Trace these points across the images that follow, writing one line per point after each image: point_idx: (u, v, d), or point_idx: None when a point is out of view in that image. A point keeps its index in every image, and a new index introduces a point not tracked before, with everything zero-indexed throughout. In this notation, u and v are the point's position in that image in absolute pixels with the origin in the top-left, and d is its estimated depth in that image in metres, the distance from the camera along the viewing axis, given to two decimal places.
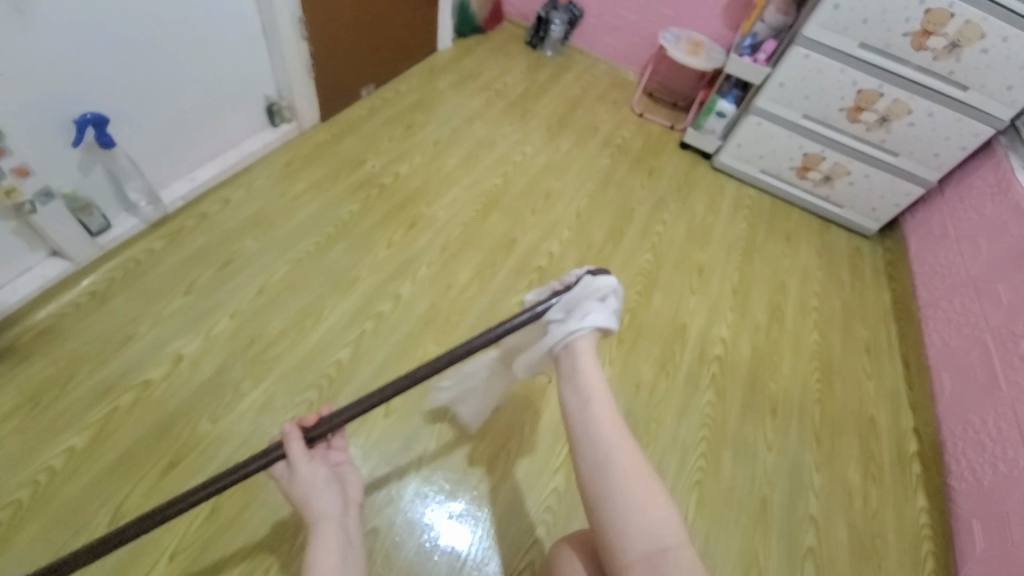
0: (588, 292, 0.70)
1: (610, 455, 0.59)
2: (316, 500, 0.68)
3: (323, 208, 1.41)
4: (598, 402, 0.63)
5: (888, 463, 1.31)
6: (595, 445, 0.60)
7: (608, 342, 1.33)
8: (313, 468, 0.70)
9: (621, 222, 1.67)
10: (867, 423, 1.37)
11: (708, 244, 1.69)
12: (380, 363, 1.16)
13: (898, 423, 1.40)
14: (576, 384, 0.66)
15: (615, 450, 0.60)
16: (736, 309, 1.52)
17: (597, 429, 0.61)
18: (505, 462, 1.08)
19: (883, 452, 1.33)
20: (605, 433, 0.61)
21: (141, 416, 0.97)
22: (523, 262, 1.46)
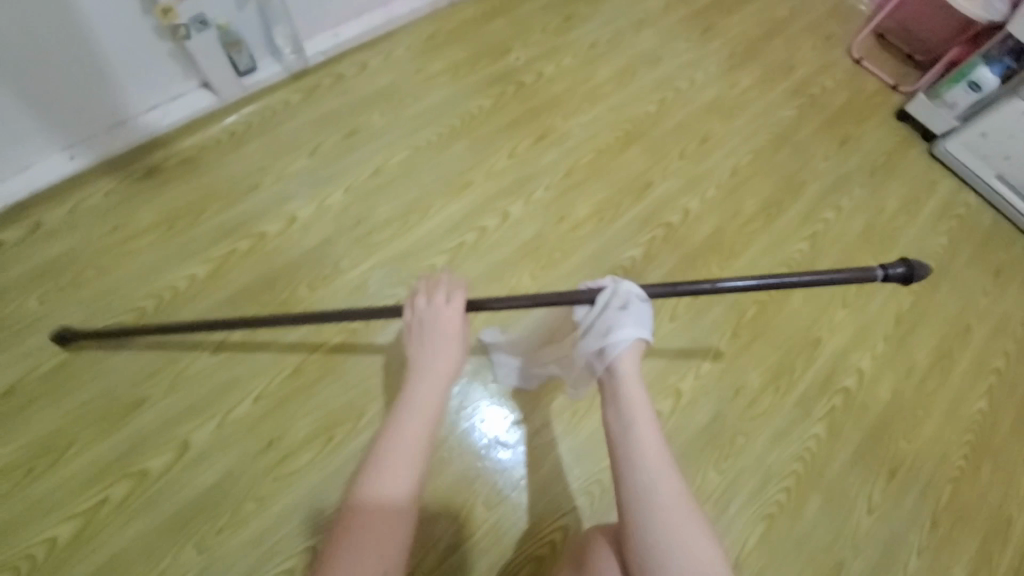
0: (616, 298, 0.69)
1: (656, 465, 0.57)
2: (442, 330, 0.69)
3: (454, 96, 1.29)
4: (640, 419, 0.61)
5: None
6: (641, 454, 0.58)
7: (719, 331, 1.15)
8: (450, 305, 0.70)
9: (783, 195, 1.37)
10: (1007, 525, 1.11)
11: (885, 252, 1.35)
12: (471, 280, 1.11)
13: None
14: (617, 396, 0.63)
15: (655, 459, 0.58)
16: (891, 340, 1.24)
17: (645, 442, 0.59)
18: (568, 420, 1.02)
19: (1013, 565, 1.08)
20: (649, 446, 0.59)
21: (251, 265, 1.03)
22: (651, 213, 1.27)
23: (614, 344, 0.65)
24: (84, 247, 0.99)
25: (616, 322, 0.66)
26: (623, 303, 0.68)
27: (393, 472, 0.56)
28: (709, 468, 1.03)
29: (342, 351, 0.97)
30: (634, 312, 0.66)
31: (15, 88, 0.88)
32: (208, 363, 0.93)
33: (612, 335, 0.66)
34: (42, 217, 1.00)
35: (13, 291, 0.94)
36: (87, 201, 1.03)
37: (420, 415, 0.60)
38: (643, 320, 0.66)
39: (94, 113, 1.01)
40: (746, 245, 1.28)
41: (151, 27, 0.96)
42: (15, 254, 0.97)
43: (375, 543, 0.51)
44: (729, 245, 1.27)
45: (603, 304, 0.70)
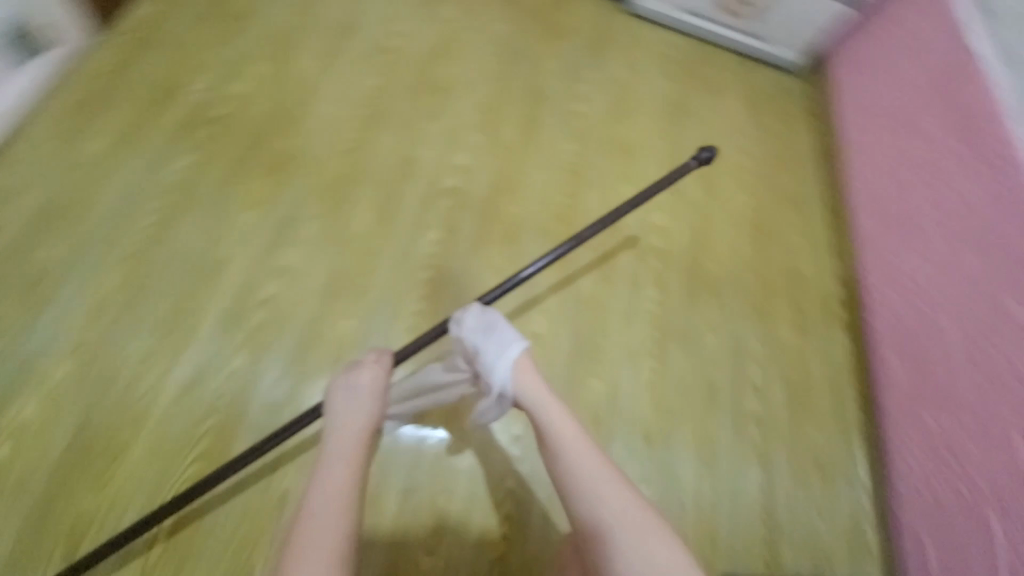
0: (467, 331, 0.81)
1: (585, 454, 0.69)
2: (361, 390, 0.77)
3: (146, 172, 1.07)
4: (561, 423, 0.72)
5: (822, 312, 1.33)
6: (571, 453, 0.69)
7: (541, 262, 1.21)
8: (369, 366, 0.79)
9: (533, 108, 1.41)
10: (803, 278, 1.37)
11: (631, 116, 1.49)
12: (288, 358, 0.99)
13: (830, 270, 1.39)
14: (533, 409, 0.74)
15: (580, 450, 0.69)
16: (668, 188, 1.41)
17: (570, 439, 0.70)
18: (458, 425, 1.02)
19: (818, 304, 1.34)
20: (574, 441, 0.70)
21: (17, 498, 0.84)
22: (428, 186, 1.22)
23: (501, 373, 0.76)
24: None
25: (484, 351, 0.79)
26: (477, 331, 0.80)
27: (329, 490, 0.62)
28: (591, 380, 1.13)
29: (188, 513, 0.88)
30: (495, 331, 0.79)
31: None
32: None
33: (491, 366, 0.77)
34: None
35: None
36: None
37: (349, 457, 0.67)
38: (506, 330, 0.79)
39: None
40: (525, 171, 1.31)
41: None
42: None
43: (324, 542, 0.58)
44: (511, 179, 1.30)
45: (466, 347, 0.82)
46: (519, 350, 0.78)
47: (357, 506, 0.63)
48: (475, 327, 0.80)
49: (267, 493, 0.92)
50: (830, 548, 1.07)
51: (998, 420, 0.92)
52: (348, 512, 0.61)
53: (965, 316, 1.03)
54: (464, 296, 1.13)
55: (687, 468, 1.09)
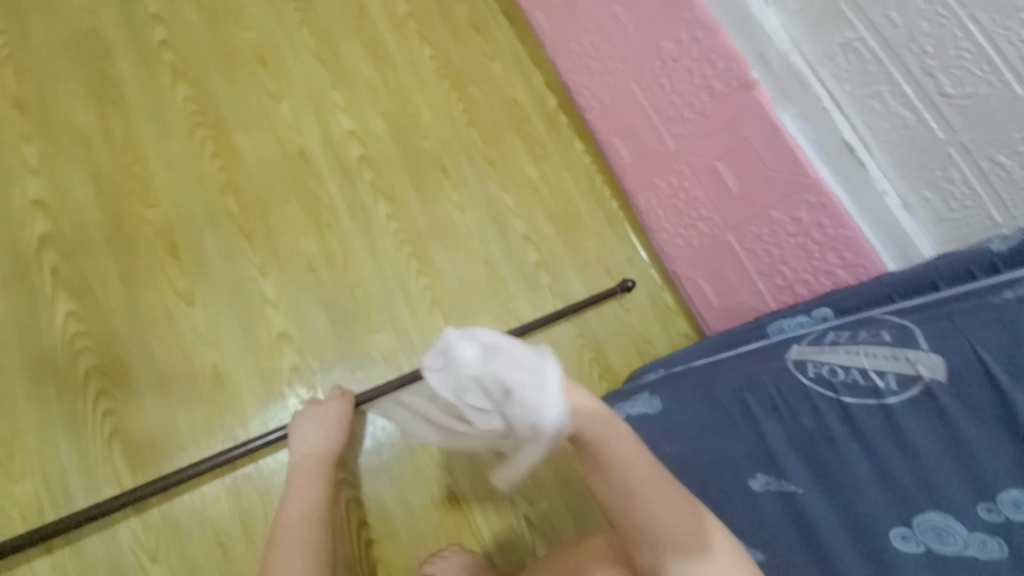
0: (473, 365, 0.48)
1: (612, 431, 0.50)
2: (320, 417, 0.80)
3: None
4: (598, 425, 0.49)
5: (548, 130, 1.28)
6: (594, 433, 0.49)
7: (236, 250, 0.95)
8: (333, 397, 0.84)
9: (94, 66, 1.00)
10: (520, 104, 1.28)
11: (239, 12, 1.13)
12: None
13: (539, 84, 1.31)
14: (576, 431, 0.49)
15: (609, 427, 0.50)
16: (336, 79, 1.15)
17: (610, 438, 0.50)
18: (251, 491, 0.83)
19: (542, 124, 1.28)
20: (596, 419, 0.49)
21: None
22: (9, 251, 0.86)
23: (550, 413, 0.47)
24: None
25: (513, 386, 0.47)
26: (489, 364, 0.47)
27: (297, 501, 0.67)
28: (371, 337, 0.98)
29: None
30: (509, 352, 0.48)
31: None
32: None
33: (532, 406, 0.46)
34: None
35: None
36: None
37: (316, 477, 0.71)
38: (522, 349, 0.48)
39: None
40: (139, 156, 0.96)
41: None
42: None
43: (295, 536, 0.63)
44: (127, 174, 0.94)
45: (481, 392, 0.48)
46: (554, 367, 0.48)
47: (325, 509, 0.68)
48: (487, 352, 0.48)
49: None
50: (644, 329, 1.18)
51: (701, 158, 0.99)
52: (319, 511, 0.66)
53: (641, 75, 1.03)
54: (159, 352, 0.86)
55: None
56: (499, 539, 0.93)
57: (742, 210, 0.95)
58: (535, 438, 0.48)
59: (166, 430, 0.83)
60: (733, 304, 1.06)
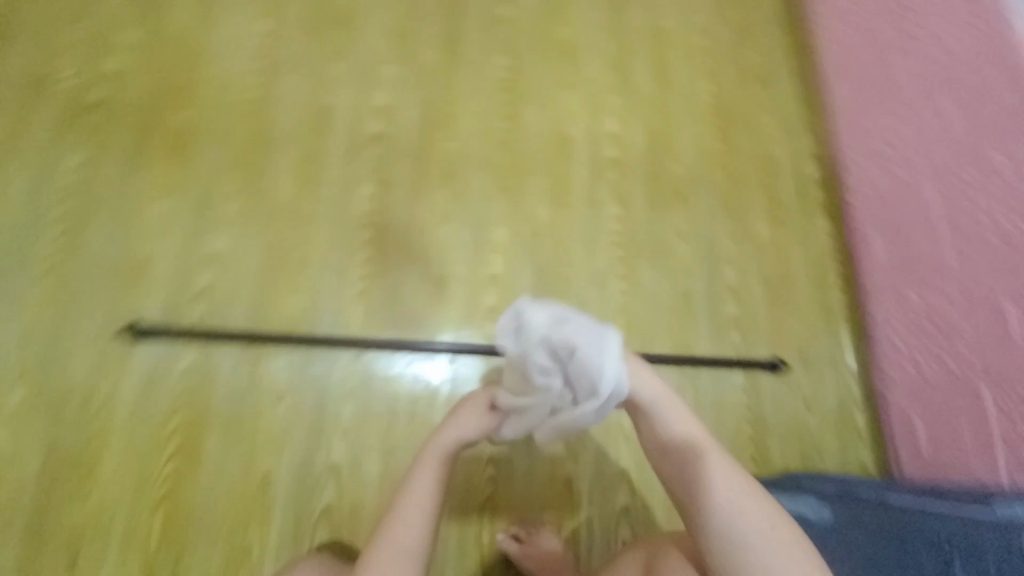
0: (545, 329, 0.68)
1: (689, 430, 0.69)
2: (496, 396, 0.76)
3: (41, 178, 1.00)
4: (673, 412, 0.70)
5: (800, 197, 1.23)
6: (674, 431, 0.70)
7: (490, 196, 1.12)
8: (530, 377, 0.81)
9: (451, 20, 1.25)
10: (778, 162, 1.25)
11: (568, 9, 1.31)
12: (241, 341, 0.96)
13: (807, 148, 1.26)
14: (645, 405, 0.71)
15: (709, 449, 0.67)
16: (620, 88, 1.27)
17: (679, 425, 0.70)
18: (425, 393, 0.98)
19: (796, 189, 1.23)
20: (672, 415, 0.70)
21: (6, 526, 0.86)
22: (351, 136, 1.12)
23: (607, 371, 0.66)
24: None
25: (577, 344, 0.66)
26: (561, 327, 0.68)
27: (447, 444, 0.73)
28: None
29: (176, 523, 0.87)
30: (577, 322, 0.68)
31: None
32: None
33: (592, 362, 0.65)
34: None
35: None
36: None
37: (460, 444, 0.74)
38: (588, 322, 0.68)
39: None
40: (454, 98, 1.18)
41: None
42: None
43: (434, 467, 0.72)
44: (440, 108, 1.17)
45: (550, 350, 0.67)
46: (613, 338, 0.67)
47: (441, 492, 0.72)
48: (553, 316, 0.69)
49: (252, 462, 0.91)
50: (819, 435, 1.07)
51: (986, 293, 0.90)
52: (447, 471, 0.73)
53: (946, 181, 0.96)
54: (411, 249, 1.06)
55: (668, 380, 1.07)
56: (595, 542, 0.96)
57: (1016, 365, 0.86)
58: (593, 394, 0.66)
59: (393, 308, 1.02)
60: (945, 465, 0.94)
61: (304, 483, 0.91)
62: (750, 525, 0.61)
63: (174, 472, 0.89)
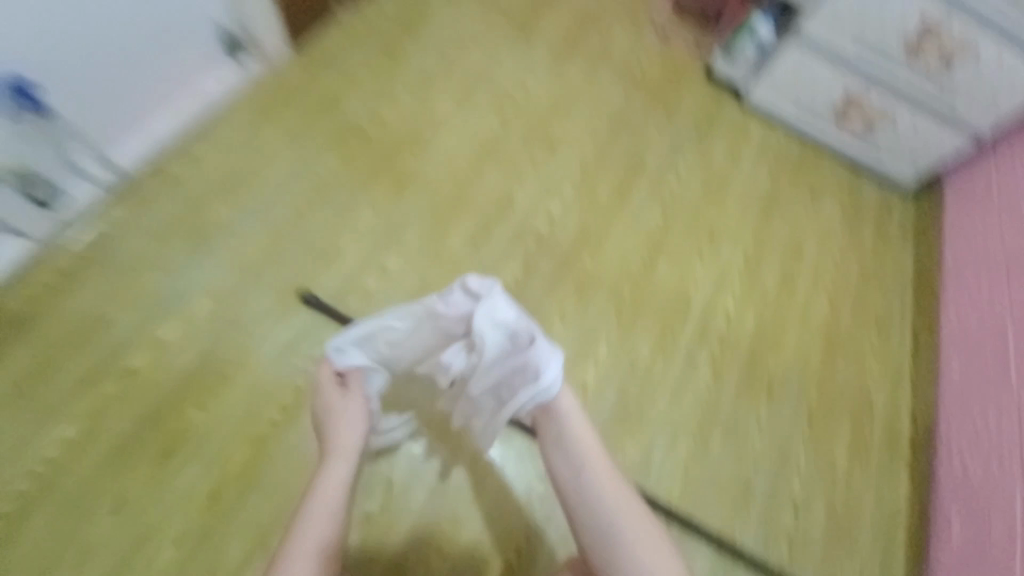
0: (508, 319, 0.86)
1: (585, 449, 0.82)
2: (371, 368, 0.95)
3: (299, 164, 1.30)
4: (576, 427, 0.84)
5: (881, 448, 1.28)
6: (574, 446, 0.82)
7: (607, 318, 1.29)
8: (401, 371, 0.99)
9: (630, 174, 1.53)
10: (872, 405, 1.32)
11: (723, 202, 1.58)
12: None
13: (900, 404, 1.34)
14: (552, 416, 0.84)
15: (602, 465, 0.82)
16: (747, 279, 1.44)
17: (577, 441, 0.82)
18: (490, 468, 1.16)
19: (879, 438, 1.29)
20: (576, 434, 0.83)
21: (130, 403, 1.00)
22: (520, 226, 1.37)
23: (550, 373, 0.81)
24: None
25: (536, 340, 0.83)
26: (518, 322, 0.86)
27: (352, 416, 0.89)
28: (627, 443, 1.19)
29: (253, 467, 0.99)
30: (527, 325, 0.86)
31: None
32: (111, 525, 0.92)
33: (541, 357, 0.81)
34: None
35: None
36: None
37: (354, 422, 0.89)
38: (533, 328, 0.85)
39: None
40: (609, 232, 1.41)
41: None
42: None
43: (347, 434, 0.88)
44: (595, 234, 1.40)
45: (506, 333, 0.86)
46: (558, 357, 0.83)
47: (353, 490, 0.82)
48: (509, 313, 0.87)
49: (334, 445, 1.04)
50: None
51: None
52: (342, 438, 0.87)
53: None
54: None
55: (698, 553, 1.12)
56: None
57: None
58: (533, 383, 0.81)
59: None
60: None
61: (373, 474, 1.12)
62: (628, 526, 0.77)
63: (273, 424, 1.02)
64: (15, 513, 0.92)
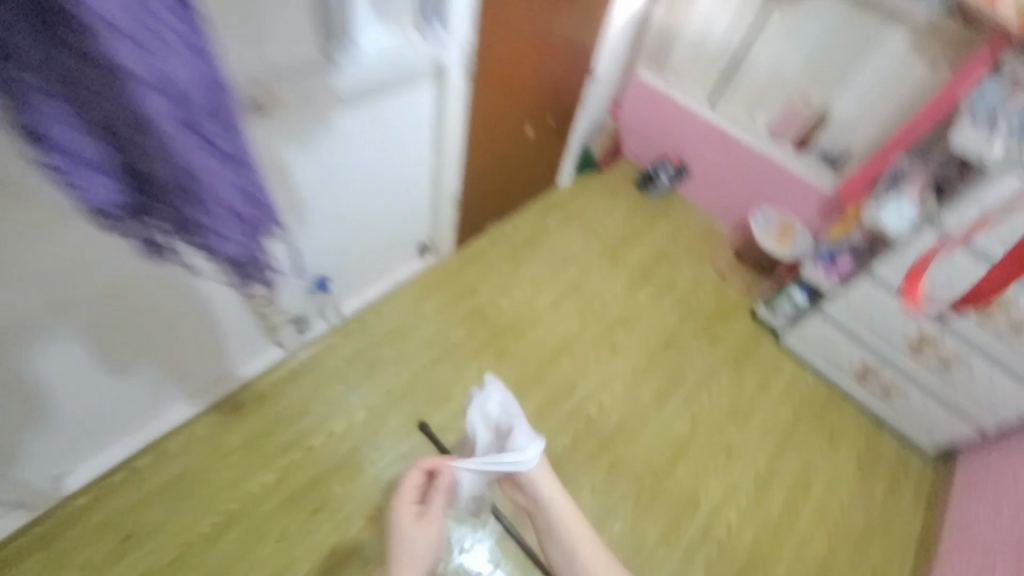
0: (502, 410, 1.27)
1: (565, 513, 1.23)
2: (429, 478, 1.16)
3: (440, 330, 1.95)
4: (557, 498, 1.24)
5: None
6: (557, 510, 1.24)
7: (626, 501, 1.70)
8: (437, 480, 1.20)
9: (670, 385, 1.99)
10: None
11: (746, 425, 1.94)
12: None
13: None
14: (542, 490, 1.23)
15: (577, 521, 1.23)
16: (752, 499, 1.77)
17: (561, 509, 1.23)
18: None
19: None
20: (558, 502, 1.24)
21: (306, 469, 1.58)
22: (576, 408, 1.86)
23: (528, 453, 1.18)
24: (191, 466, 1.51)
25: (513, 425, 1.23)
26: (509, 412, 1.27)
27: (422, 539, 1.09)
28: None
29: (363, 534, 1.53)
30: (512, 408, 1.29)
31: (162, 377, 1.40)
32: (275, 548, 1.46)
33: (519, 444, 1.18)
34: (165, 444, 1.53)
35: (165, 496, 1.46)
36: (195, 433, 1.56)
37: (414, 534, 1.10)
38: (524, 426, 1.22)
39: (208, 376, 1.54)
40: (643, 430, 1.85)
41: (253, 330, 1.53)
42: (160, 466, 1.49)
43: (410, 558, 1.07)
44: (632, 428, 1.85)
45: (496, 419, 1.28)
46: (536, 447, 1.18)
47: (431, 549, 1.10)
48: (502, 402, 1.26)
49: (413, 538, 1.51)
50: None
51: None
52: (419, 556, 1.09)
53: None
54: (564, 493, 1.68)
55: None
56: None
57: None
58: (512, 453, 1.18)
59: None
60: None
61: None
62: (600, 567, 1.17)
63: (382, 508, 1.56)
64: (223, 524, 1.46)
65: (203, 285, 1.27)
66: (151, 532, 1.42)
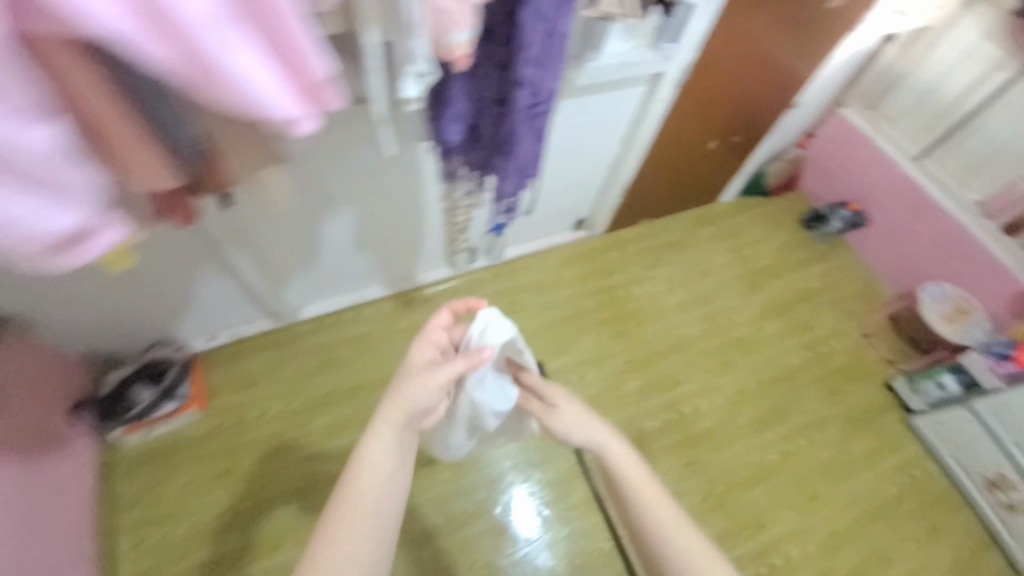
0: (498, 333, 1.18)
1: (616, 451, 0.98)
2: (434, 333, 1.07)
3: (574, 295, 2.22)
4: (603, 436, 1.01)
5: None
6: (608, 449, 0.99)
7: (694, 496, 1.85)
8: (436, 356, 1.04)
9: (772, 417, 2.04)
10: None
11: (838, 481, 1.94)
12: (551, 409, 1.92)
13: None
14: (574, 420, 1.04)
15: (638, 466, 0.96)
16: (819, 547, 1.81)
17: (608, 446, 1.00)
18: (570, 522, 1.76)
19: None
20: (608, 440, 1.00)
21: None
22: (673, 402, 2.03)
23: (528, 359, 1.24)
24: (370, 333, 1.98)
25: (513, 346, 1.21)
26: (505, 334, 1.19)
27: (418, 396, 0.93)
28: None
29: None
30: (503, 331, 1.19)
31: (376, 262, 1.86)
32: None
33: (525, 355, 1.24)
34: (356, 308, 2.00)
35: (348, 346, 1.94)
36: (377, 309, 2.03)
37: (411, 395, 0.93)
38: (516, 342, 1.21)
39: (399, 272, 1.98)
40: (731, 444, 1.96)
41: (442, 247, 1.93)
42: (350, 323, 1.98)
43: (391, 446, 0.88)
44: (720, 439, 1.97)
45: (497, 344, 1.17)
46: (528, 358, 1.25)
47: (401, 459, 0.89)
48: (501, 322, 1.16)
49: (509, 446, 1.85)
50: None
51: None
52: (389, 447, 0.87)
53: None
54: None
55: None
56: None
57: None
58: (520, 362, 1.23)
59: None
60: None
61: (501, 483, 1.80)
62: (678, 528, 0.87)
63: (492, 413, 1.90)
64: (379, 381, 1.90)
65: (428, 200, 1.65)
66: (334, 366, 1.90)
